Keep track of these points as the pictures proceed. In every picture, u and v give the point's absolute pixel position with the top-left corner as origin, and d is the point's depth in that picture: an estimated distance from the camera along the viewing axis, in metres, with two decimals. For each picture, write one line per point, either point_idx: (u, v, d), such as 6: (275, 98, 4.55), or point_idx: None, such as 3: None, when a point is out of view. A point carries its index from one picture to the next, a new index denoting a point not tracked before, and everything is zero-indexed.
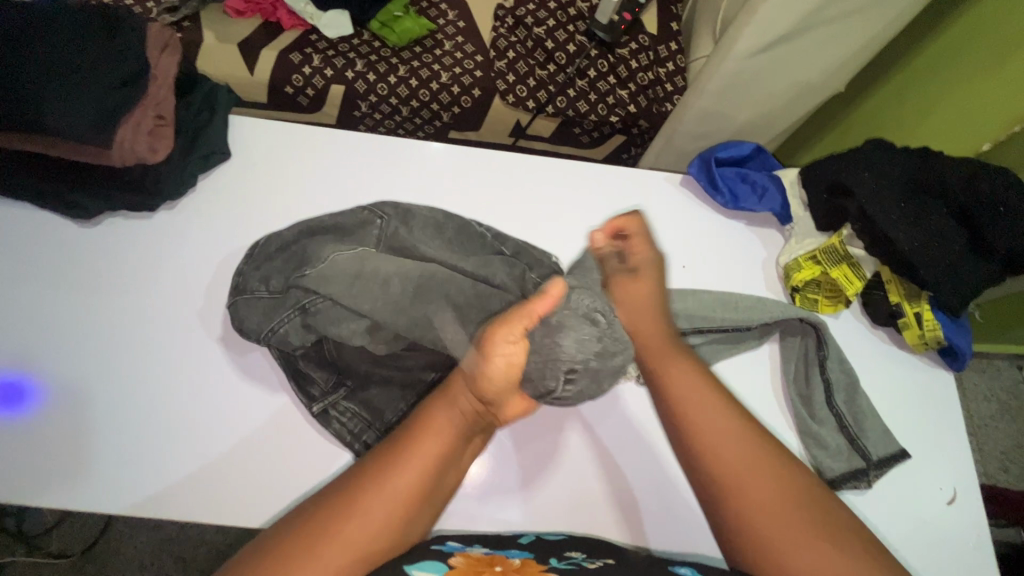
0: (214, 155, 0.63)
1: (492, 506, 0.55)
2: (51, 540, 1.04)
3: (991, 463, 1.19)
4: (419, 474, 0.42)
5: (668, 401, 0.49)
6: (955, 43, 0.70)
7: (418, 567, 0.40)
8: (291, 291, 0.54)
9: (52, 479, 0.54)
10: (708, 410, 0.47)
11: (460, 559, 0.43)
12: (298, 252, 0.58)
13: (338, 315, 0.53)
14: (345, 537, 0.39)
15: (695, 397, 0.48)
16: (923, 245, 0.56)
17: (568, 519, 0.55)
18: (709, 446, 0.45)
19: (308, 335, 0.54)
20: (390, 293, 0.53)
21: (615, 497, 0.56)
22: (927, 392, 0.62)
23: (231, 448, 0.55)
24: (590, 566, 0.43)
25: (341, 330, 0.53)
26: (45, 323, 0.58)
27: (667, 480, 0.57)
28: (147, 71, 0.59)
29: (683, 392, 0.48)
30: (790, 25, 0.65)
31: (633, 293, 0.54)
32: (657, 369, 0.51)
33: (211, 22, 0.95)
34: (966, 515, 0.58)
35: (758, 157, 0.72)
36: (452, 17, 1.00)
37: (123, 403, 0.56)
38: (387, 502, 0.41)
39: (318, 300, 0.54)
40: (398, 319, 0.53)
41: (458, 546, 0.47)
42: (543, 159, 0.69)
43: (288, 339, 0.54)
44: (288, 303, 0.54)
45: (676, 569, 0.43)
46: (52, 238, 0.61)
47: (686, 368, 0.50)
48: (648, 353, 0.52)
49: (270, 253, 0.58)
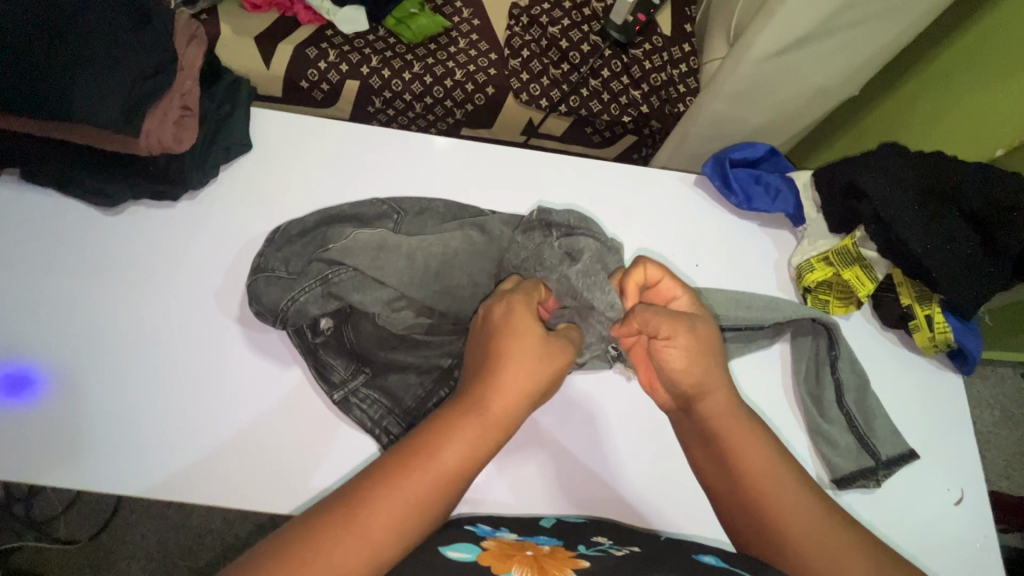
0: (235, 146, 0.64)
1: (494, 488, 0.55)
2: (59, 526, 1.05)
3: (994, 469, 1.19)
4: (453, 466, 0.41)
5: (743, 469, 0.48)
6: (969, 50, 0.70)
7: (452, 548, 0.42)
8: (313, 265, 0.54)
9: (70, 460, 0.55)
10: (752, 445, 0.48)
11: (493, 542, 0.44)
12: (321, 237, 0.59)
13: (363, 283, 0.54)
14: (380, 528, 0.38)
15: (747, 441, 0.48)
16: (935, 248, 0.57)
17: (572, 502, 0.56)
18: (792, 520, 0.46)
19: (328, 305, 0.55)
20: (416, 267, 0.55)
21: (618, 486, 0.57)
22: (938, 394, 0.63)
23: (249, 434, 0.56)
24: (618, 553, 0.44)
25: (366, 297, 0.54)
26: (65, 308, 0.59)
27: (668, 470, 0.57)
28: (172, 61, 0.60)
29: (761, 463, 0.48)
30: (807, 29, 0.66)
31: (692, 341, 0.49)
32: (732, 436, 0.49)
33: (229, 16, 0.96)
34: (973, 516, 0.58)
35: (772, 159, 0.72)
36: (467, 15, 1.00)
37: (141, 386, 0.57)
38: (407, 502, 0.39)
39: (342, 272, 0.54)
40: (425, 293, 0.55)
41: (489, 531, 0.48)
42: (559, 156, 0.69)
43: (305, 310, 0.54)
44: (308, 276, 0.54)
45: (702, 560, 0.44)
46: (72, 224, 0.62)
47: (756, 435, 0.49)
48: (710, 418, 0.50)
49: (291, 237, 0.60)
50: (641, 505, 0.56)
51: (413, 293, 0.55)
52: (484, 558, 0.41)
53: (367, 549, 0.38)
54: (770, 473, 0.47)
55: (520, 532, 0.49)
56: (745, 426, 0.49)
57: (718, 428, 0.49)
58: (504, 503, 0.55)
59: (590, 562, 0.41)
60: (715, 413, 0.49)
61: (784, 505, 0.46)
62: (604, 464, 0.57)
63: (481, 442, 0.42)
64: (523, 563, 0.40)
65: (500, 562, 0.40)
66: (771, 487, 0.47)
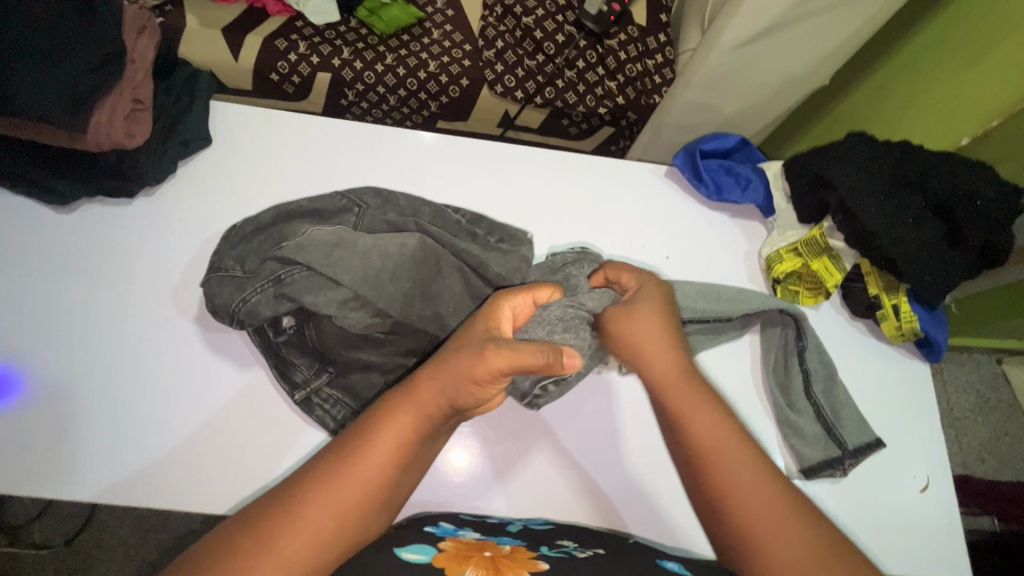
0: (194, 140, 0.62)
1: (473, 493, 0.55)
2: (34, 531, 1.03)
3: (969, 454, 1.21)
4: (377, 466, 0.40)
5: (687, 439, 0.47)
6: (938, 38, 0.70)
7: (407, 549, 0.42)
8: (267, 264, 0.53)
9: (25, 466, 0.53)
10: (699, 409, 0.48)
11: (450, 543, 0.44)
12: (277, 234, 0.58)
13: (316, 283, 0.52)
14: (314, 522, 0.38)
15: (694, 405, 0.48)
16: (900, 236, 0.57)
17: (548, 506, 0.55)
18: (742, 498, 0.44)
19: (281, 306, 0.53)
20: (371, 265, 0.53)
21: (595, 489, 0.56)
22: (904, 382, 0.63)
23: (212, 437, 0.54)
24: (582, 555, 0.44)
25: (318, 298, 0.52)
26: (24, 308, 0.57)
27: (646, 473, 0.57)
28: (122, 52, 0.58)
29: (705, 428, 0.47)
30: (775, 17, 0.65)
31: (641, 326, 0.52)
32: (675, 399, 0.49)
33: (194, 6, 0.94)
34: (938, 503, 0.59)
35: (743, 150, 0.72)
36: (440, 5, 0.98)
37: (99, 390, 0.55)
38: (328, 514, 0.38)
39: (296, 272, 0.53)
40: (380, 294, 0.53)
41: (451, 530, 0.48)
42: (529, 149, 0.69)
43: (258, 311, 0.53)
44: (261, 277, 0.53)
45: (665, 565, 0.43)
46: (27, 224, 0.60)
47: (706, 404, 0.48)
48: (660, 381, 0.50)
49: (246, 235, 0.58)
50: (619, 508, 0.56)
51: (367, 293, 0.52)
52: (439, 559, 0.41)
53: (301, 551, 0.37)
54: (715, 432, 0.47)
55: (483, 533, 0.49)
56: (694, 387, 0.49)
57: (663, 385, 0.50)
58: (486, 508, 0.55)
59: (550, 564, 0.41)
60: (665, 381, 0.50)
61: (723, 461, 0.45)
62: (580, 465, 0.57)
63: (407, 422, 0.42)
64: (480, 566, 0.40)
65: (455, 564, 0.40)
66: (720, 455, 0.46)
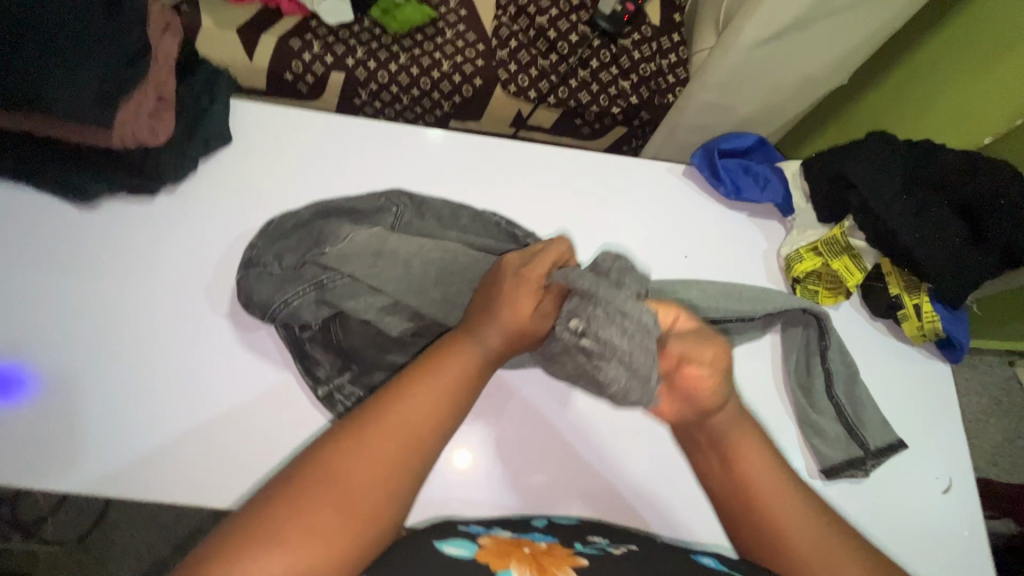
0: (214, 139, 0.63)
1: (491, 487, 0.55)
2: (47, 527, 1.04)
3: (982, 456, 1.21)
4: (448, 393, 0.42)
5: (744, 489, 0.46)
6: (959, 36, 0.70)
7: (448, 543, 0.41)
8: (308, 268, 0.55)
9: (48, 460, 0.53)
10: (755, 453, 0.47)
11: (488, 539, 0.43)
12: (315, 232, 0.58)
13: (356, 289, 0.55)
14: (387, 439, 0.38)
15: (748, 441, 0.47)
16: (923, 238, 0.57)
17: (566, 500, 0.56)
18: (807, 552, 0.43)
19: (321, 312, 0.55)
20: (413, 274, 0.55)
21: (613, 486, 0.56)
22: (926, 383, 0.63)
23: (234, 435, 0.55)
24: (614, 552, 0.43)
25: (358, 304, 0.54)
26: (46, 304, 0.57)
27: (664, 471, 0.57)
28: (146, 52, 0.58)
29: (762, 477, 0.46)
30: (794, 17, 0.65)
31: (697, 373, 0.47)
32: (736, 448, 0.47)
33: (209, 5, 0.94)
34: (961, 504, 0.59)
35: (761, 149, 0.72)
36: (454, 5, 0.99)
37: (121, 386, 0.55)
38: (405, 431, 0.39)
39: (337, 279, 0.55)
40: (422, 301, 0.55)
41: (482, 528, 0.47)
42: (546, 148, 0.68)
43: (298, 313, 0.54)
44: (302, 281, 0.55)
45: (701, 561, 0.43)
46: (49, 221, 0.60)
47: (761, 450, 0.47)
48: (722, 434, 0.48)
49: (285, 231, 0.58)
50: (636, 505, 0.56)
51: (410, 301, 0.55)
52: (483, 554, 0.40)
53: (382, 464, 0.38)
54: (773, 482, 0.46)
55: (514, 529, 0.49)
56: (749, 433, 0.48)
57: (724, 436, 0.47)
58: (498, 505, 0.55)
59: (589, 560, 0.41)
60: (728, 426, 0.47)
61: (753, 470, 0.46)
62: (598, 462, 0.57)
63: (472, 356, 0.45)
64: (522, 561, 0.40)
65: (498, 559, 0.40)
66: (778, 505, 0.45)
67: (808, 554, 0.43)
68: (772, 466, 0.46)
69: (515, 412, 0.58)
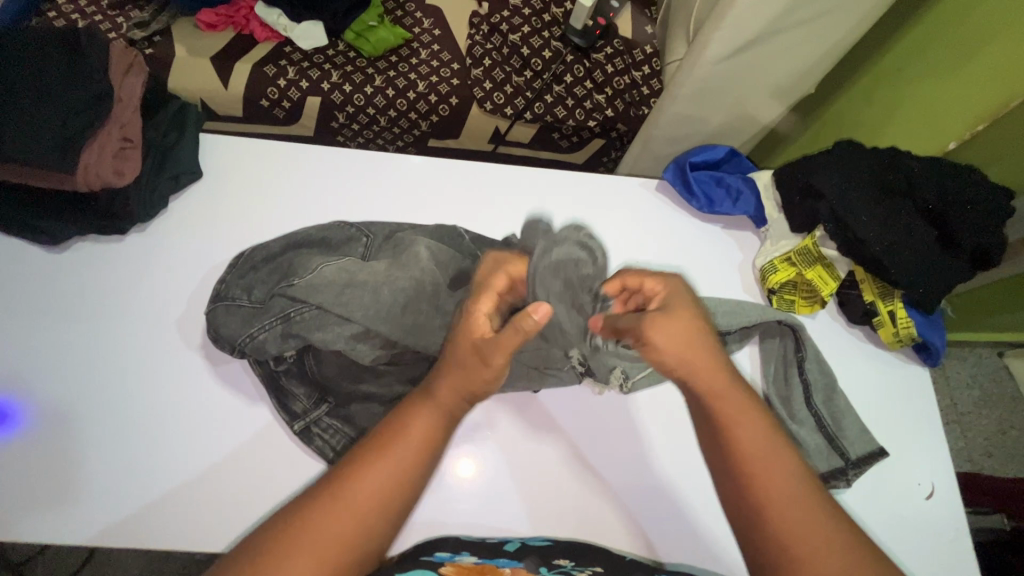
0: (184, 175, 0.63)
1: (487, 512, 0.55)
2: (36, 568, 1.02)
3: (976, 448, 1.21)
4: (405, 459, 0.42)
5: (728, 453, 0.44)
6: (920, 43, 0.71)
7: None
8: (275, 300, 0.54)
9: (16, 510, 0.53)
10: (743, 419, 0.45)
11: (452, 569, 0.48)
12: (284, 264, 0.58)
13: (324, 321, 0.53)
14: (350, 507, 0.40)
15: (735, 402, 0.45)
16: (893, 244, 0.57)
17: (590, 526, 0.55)
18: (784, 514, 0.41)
19: (287, 344, 0.54)
20: (382, 301, 0.54)
21: (612, 498, 0.56)
22: (906, 389, 0.63)
23: (207, 475, 0.54)
24: None
25: (328, 335, 0.53)
26: (19, 349, 0.57)
27: (669, 478, 0.57)
28: (110, 92, 0.58)
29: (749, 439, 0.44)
30: (757, 30, 0.66)
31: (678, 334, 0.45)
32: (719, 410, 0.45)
33: (182, 36, 0.94)
34: (945, 509, 0.59)
35: (733, 160, 0.72)
36: (428, 25, 1.00)
37: (90, 431, 0.55)
38: (360, 500, 0.41)
39: (303, 310, 0.53)
40: (391, 328, 0.54)
41: (447, 555, 0.50)
42: (520, 168, 0.69)
43: (263, 347, 0.53)
44: (269, 313, 0.54)
45: None
46: (19, 264, 0.60)
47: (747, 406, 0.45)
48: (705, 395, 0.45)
49: (255, 264, 0.58)
50: (640, 518, 0.56)
51: (378, 328, 0.54)
52: None
53: (338, 537, 0.39)
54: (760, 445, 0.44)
55: (481, 555, 0.50)
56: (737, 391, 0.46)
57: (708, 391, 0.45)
58: (489, 527, 0.54)
59: None
60: (711, 390, 0.45)
61: (751, 443, 0.44)
62: (599, 476, 0.57)
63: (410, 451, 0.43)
64: None
65: None
66: (765, 478, 0.43)
67: (789, 530, 0.41)
68: (769, 434, 0.44)
69: (534, 430, 0.58)
